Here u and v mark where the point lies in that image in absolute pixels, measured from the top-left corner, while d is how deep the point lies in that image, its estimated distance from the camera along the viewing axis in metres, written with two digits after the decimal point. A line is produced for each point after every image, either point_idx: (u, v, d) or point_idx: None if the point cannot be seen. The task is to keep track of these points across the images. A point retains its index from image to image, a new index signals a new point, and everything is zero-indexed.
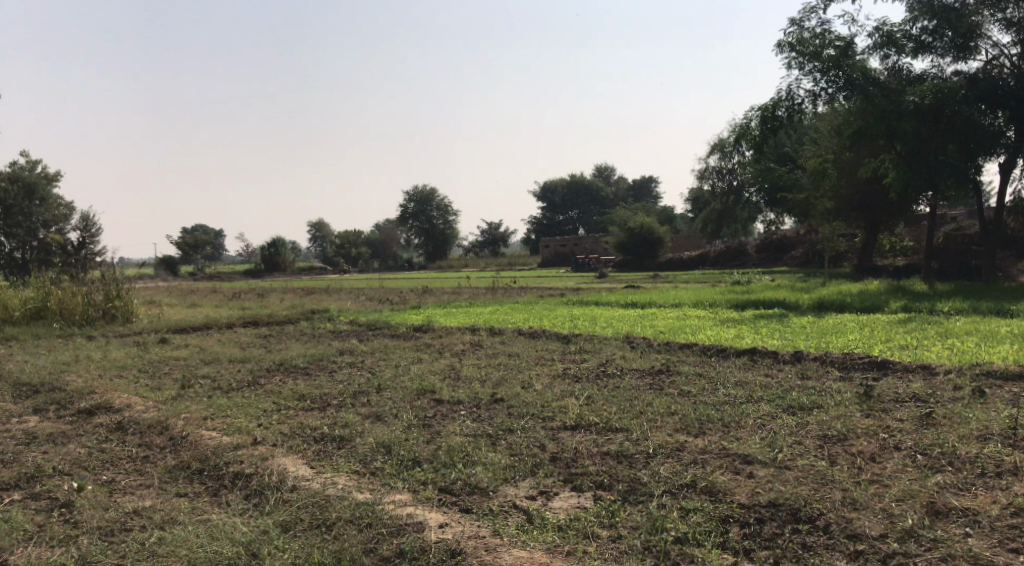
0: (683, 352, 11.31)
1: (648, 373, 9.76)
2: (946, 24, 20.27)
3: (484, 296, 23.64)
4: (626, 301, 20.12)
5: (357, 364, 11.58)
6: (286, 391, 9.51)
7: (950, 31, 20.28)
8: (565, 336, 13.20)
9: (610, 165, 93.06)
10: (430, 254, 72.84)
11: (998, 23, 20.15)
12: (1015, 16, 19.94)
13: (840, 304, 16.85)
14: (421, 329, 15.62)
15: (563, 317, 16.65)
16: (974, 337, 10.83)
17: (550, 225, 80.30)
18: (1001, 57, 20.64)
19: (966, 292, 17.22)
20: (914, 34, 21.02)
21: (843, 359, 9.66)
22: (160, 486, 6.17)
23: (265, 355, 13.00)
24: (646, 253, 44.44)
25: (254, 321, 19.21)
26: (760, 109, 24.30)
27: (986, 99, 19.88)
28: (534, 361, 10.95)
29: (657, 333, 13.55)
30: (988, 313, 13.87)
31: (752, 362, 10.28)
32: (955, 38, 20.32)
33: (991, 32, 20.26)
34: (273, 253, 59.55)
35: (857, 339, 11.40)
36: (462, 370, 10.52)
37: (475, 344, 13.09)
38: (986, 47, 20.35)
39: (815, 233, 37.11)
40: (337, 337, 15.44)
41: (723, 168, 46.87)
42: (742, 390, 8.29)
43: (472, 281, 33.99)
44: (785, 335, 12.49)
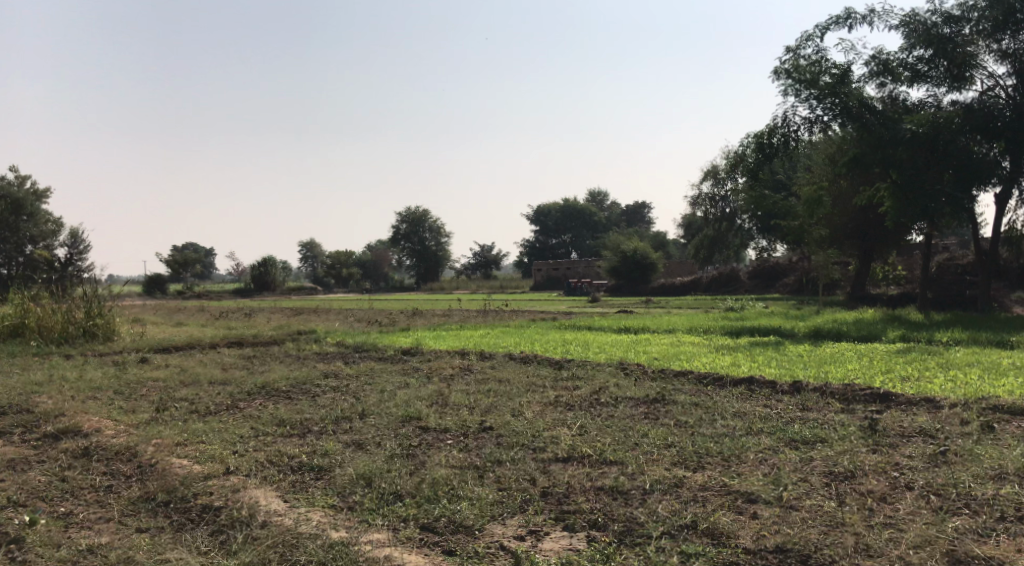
0: (678, 380, 10.98)
1: (642, 402, 9.41)
2: (941, 53, 20.22)
3: (475, 319, 23.29)
4: (618, 326, 19.80)
5: (342, 389, 11.19)
6: (266, 415, 9.14)
7: (946, 60, 20.23)
8: (557, 361, 12.84)
9: (603, 190, 92.88)
10: (422, 275, 72.53)
11: (993, 54, 20.04)
12: (1010, 47, 19.83)
13: (836, 334, 16.55)
14: (409, 352, 15.25)
15: (556, 341, 16.29)
16: (978, 369, 10.54)
17: (543, 249, 80.05)
18: (996, 88, 20.52)
19: (965, 322, 16.96)
20: (910, 63, 21.00)
21: (844, 391, 9.34)
22: (120, 521, 5.80)
23: (246, 378, 12.61)
24: (638, 277, 44.25)
25: (239, 342, 18.81)
26: (756, 135, 24.20)
27: (982, 129, 19.72)
28: (525, 387, 10.59)
29: (652, 360, 13.20)
30: (988, 344, 13.60)
31: (750, 392, 9.95)
32: (951, 67, 20.24)
33: (986, 63, 20.15)
34: (264, 273, 59.12)
35: (857, 369, 11.09)
36: (450, 396, 10.14)
37: (464, 369, 12.73)
38: (981, 77, 20.24)
39: (808, 260, 36.97)
40: (322, 359, 15.05)
41: (716, 195, 45.96)
42: (741, 422, 7.95)
43: (463, 304, 33.64)
44: (783, 364, 12.18)
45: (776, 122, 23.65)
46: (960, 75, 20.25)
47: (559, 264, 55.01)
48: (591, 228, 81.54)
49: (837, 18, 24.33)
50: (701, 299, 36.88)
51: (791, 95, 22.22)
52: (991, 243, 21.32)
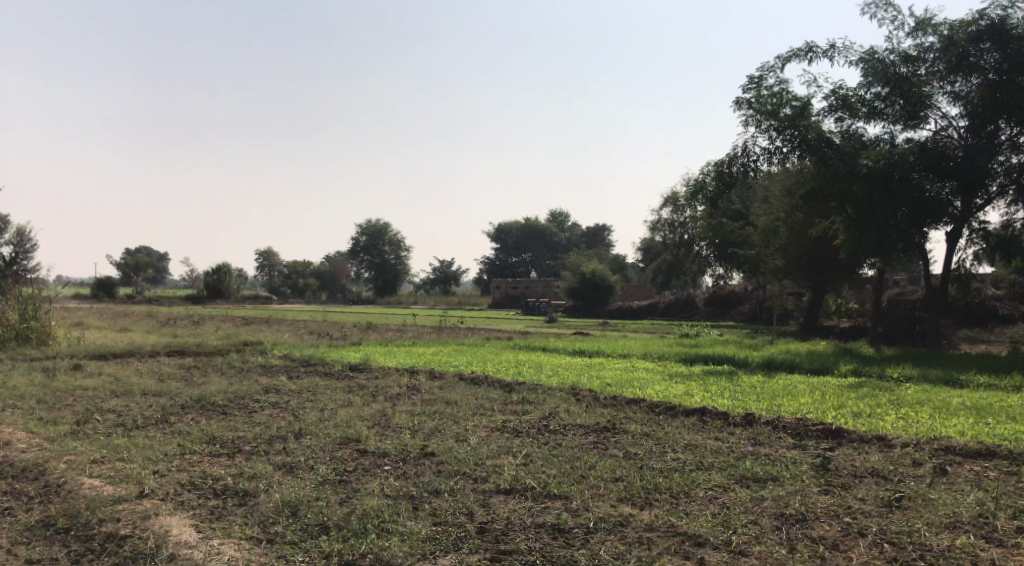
0: (629, 408, 10.70)
1: (592, 430, 9.12)
2: (898, 92, 20.43)
3: (428, 336, 22.89)
4: (573, 348, 19.56)
5: (281, 405, 10.72)
6: (196, 432, 8.65)
7: (902, 99, 20.44)
8: (508, 384, 12.49)
9: (564, 211, 93.07)
10: (379, 289, 71.58)
11: (947, 95, 20.28)
12: (963, 89, 20.07)
13: (790, 365, 16.53)
14: (356, 369, 14.79)
15: (508, 363, 15.94)
16: (929, 408, 10.44)
17: (502, 267, 79.82)
18: (950, 128, 20.72)
19: (915, 358, 17.03)
20: (868, 99, 21.16)
21: (797, 425, 9.17)
22: (11, 551, 5.43)
23: (182, 390, 12.05)
24: (596, 299, 44.21)
25: (182, 351, 18.16)
26: (716, 163, 24.25)
27: (934, 169, 19.83)
28: (472, 410, 10.22)
29: (604, 386, 12.93)
30: (939, 382, 13.60)
31: (702, 423, 9.72)
32: (906, 106, 20.47)
33: (940, 103, 20.39)
34: (217, 280, 57.93)
35: (810, 403, 10.94)
36: (394, 417, 9.73)
37: (412, 388, 12.32)
38: (935, 117, 20.47)
39: (764, 289, 37.21)
40: (265, 373, 14.50)
41: (675, 221, 47.00)
42: (692, 455, 7.71)
43: (418, 319, 33.18)
44: (735, 395, 12.00)
45: (736, 150, 23.72)
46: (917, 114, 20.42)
47: (517, 283, 54.76)
48: (550, 247, 81.55)
49: (799, 50, 24.52)
50: (657, 324, 36.84)
51: (751, 125, 22.29)
52: (942, 281, 21.54)
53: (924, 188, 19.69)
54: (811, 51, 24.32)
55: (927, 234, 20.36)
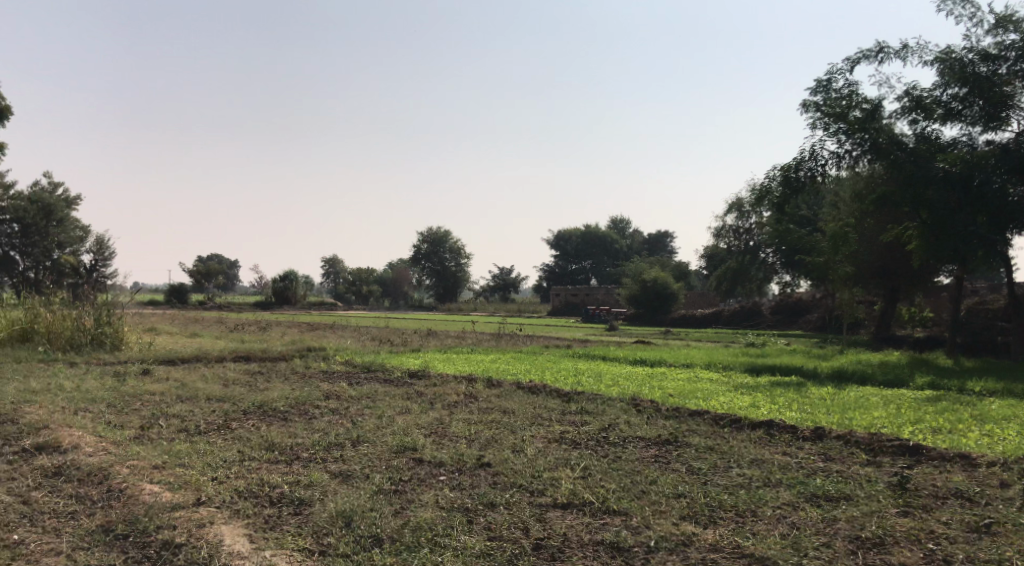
0: (692, 420, 10.42)
1: (653, 443, 8.86)
2: (976, 92, 19.64)
3: (489, 343, 22.83)
4: (635, 357, 19.24)
5: (340, 412, 10.72)
6: (256, 438, 8.68)
7: (981, 100, 19.64)
8: (567, 393, 12.28)
9: (625, 217, 92.27)
10: (441, 296, 71.90)
11: None
12: None
13: (862, 377, 15.96)
14: (416, 376, 14.79)
15: (568, 371, 15.73)
16: (1012, 424, 9.91)
17: (562, 274, 79.58)
18: None
19: (996, 370, 16.27)
20: (944, 100, 20.40)
21: (870, 441, 8.80)
22: (72, 555, 5.50)
23: (245, 395, 12.16)
24: (658, 307, 43.66)
25: (247, 356, 18.46)
26: (782, 167, 23.64)
27: (1016, 172, 19.01)
28: (531, 420, 10.08)
29: (667, 397, 12.61)
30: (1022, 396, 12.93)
31: (769, 437, 9.38)
32: (986, 107, 19.66)
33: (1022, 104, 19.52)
34: (284, 287, 59.05)
35: (883, 418, 10.50)
36: (451, 426, 9.62)
37: (470, 396, 12.24)
38: (1017, 118, 19.62)
39: (833, 297, 36.20)
40: (326, 379, 14.57)
41: (739, 227, 46.15)
42: (758, 471, 7.41)
43: (479, 327, 33.19)
44: (804, 407, 11.58)
45: (803, 154, 23.09)
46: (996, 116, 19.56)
47: (579, 290, 54.39)
48: (612, 254, 80.92)
49: (869, 50, 23.79)
50: (722, 332, 36.14)
51: (819, 128, 21.67)
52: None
53: (1005, 193, 18.88)
54: (883, 51, 23.55)
55: (1009, 240, 19.51)
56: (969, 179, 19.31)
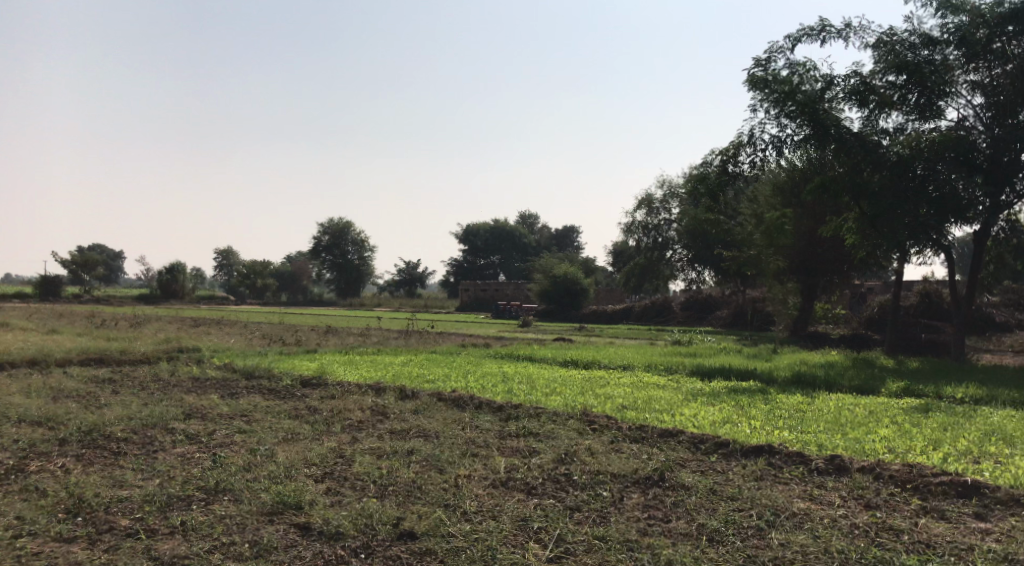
0: (668, 444, 8.13)
1: (634, 485, 6.48)
2: (916, 80, 17.79)
3: (396, 341, 20.10)
4: (563, 357, 16.86)
5: (199, 441, 7.88)
6: (54, 493, 5.87)
7: (920, 89, 17.86)
8: (501, 407, 9.76)
9: (533, 212, 90.13)
10: (342, 291, 68.46)
11: (967, 84, 17.84)
12: (986, 77, 17.64)
13: (825, 382, 14.16)
14: (309, 383, 12.05)
15: (493, 376, 13.21)
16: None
17: (469, 269, 77.23)
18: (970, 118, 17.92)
19: (950, 374, 15.08)
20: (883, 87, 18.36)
21: (913, 476, 6.84)
22: None
23: (76, 416, 9.11)
24: (569, 302, 41.64)
25: (103, 357, 15.20)
26: (720, 152, 21.75)
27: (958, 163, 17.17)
28: (461, 449, 7.54)
29: (621, 410, 10.27)
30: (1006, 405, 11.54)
31: (776, 469, 7.22)
32: (922, 97, 17.88)
33: (959, 93, 17.87)
34: (170, 280, 54.31)
35: (896, 440, 8.55)
36: (354, 460, 6.98)
37: (380, 411, 9.64)
38: (954, 106, 17.84)
39: (751, 292, 35.10)
40: (196, 389, 11.65)
41: (648, 224, 42.78)
42: (809, 537, 5.20)
43: (383, 323, 30.16)
44: (793, 425, 9.46)
45: (742, 137, 21.31)
46: (934, 105, 17.85)
47: (486, 285, 51.89)
48: (519, 249, 78.86)
49: (810, 28, 22.28)
50: (638, 329, 34.28)
51: (761, 108, 19.80)
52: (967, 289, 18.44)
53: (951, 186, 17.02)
54: (824, 32, 22.13)
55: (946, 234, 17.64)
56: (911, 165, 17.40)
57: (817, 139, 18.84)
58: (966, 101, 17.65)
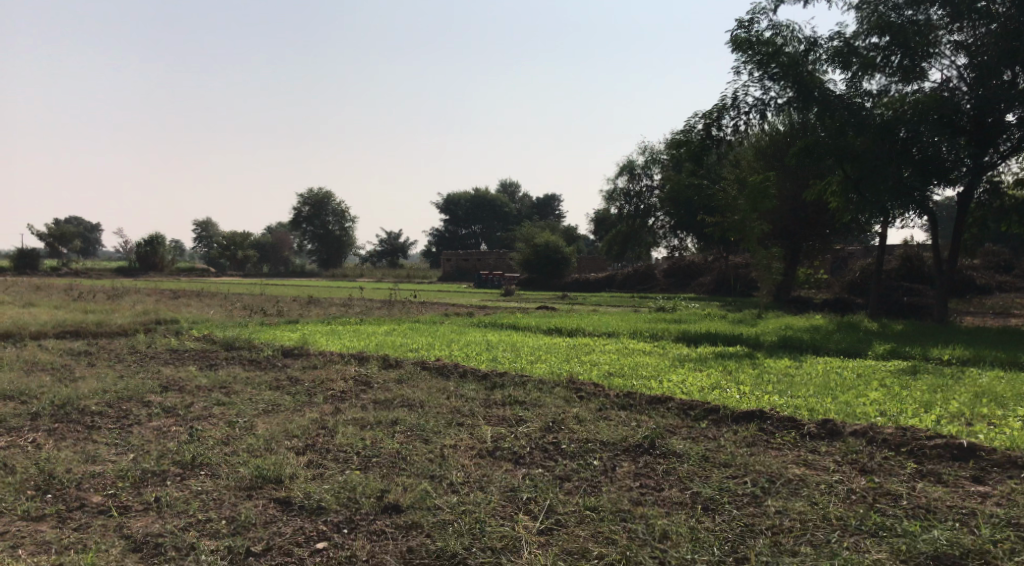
0: (658, 412, 7.96)
1: (624, 453, 6.31)
2: (899, 41, 17.52)
3: (378, 311, 19.84)
4: (547, 325, 16.67)
5: (176, 414, 7.64)
6: (23, 468, 5.63)
7: (903, 50, 17.60)
8: (486, 376, 9.57)
9: (515, 181, 89.57)
10: (324, 262, 67.90)
11: (950, 45, 17.56)
12: (968, 38, 17.36)
13: (812, 346, 14.08)
14: (290, 354, 11.81)
15: (477, 345, 12.99)
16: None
17: (450, 239, 76.82)
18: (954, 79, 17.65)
19: (935, 336, 15.05)
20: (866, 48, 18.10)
21: (906, 439, 6.72)
22: None
23: (50, 389, 8.82)
24: (552, 271, 41.41)
25: (78, 330, 14.85)
26: (703, 116, 21.49)
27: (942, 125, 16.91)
28: (446, 419, 7.34)
29: (609, 377, 10.11)
30: (992, 367, 11.49)
31: (767, 435, 7.08)
32: (905, 58, 17.62)
33: (943, 54, 17.60)
34: (150, 251, 53.61)
35: (887, 404, 8.44)
36: (336, 432, 6.76)
37: (362, 382, 9.42)
38: (938, 67, 17.58)
39: (734, 258, 35.05)
40: (174, 362, 11.37)
41: (630, 190, 43.10)
42: (806, 505, 5.07)
43: (366, 293, 29.84)
44: (782, 391, 9.33)
45: (725, 101, 21.04)
46: (918, 66, 17.57)
47: (469, 254, 51.57)
48: (502, 219, 78.42)
49: None
50: (621, 297, 34.12)
51: (745, 70, 19.53)
52: (951, 252, 18.38)
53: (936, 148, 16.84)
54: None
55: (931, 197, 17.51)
56: (894, 129, 17.15)
57: (802, 101, 18.58)
58: (950, 62, 17.38)
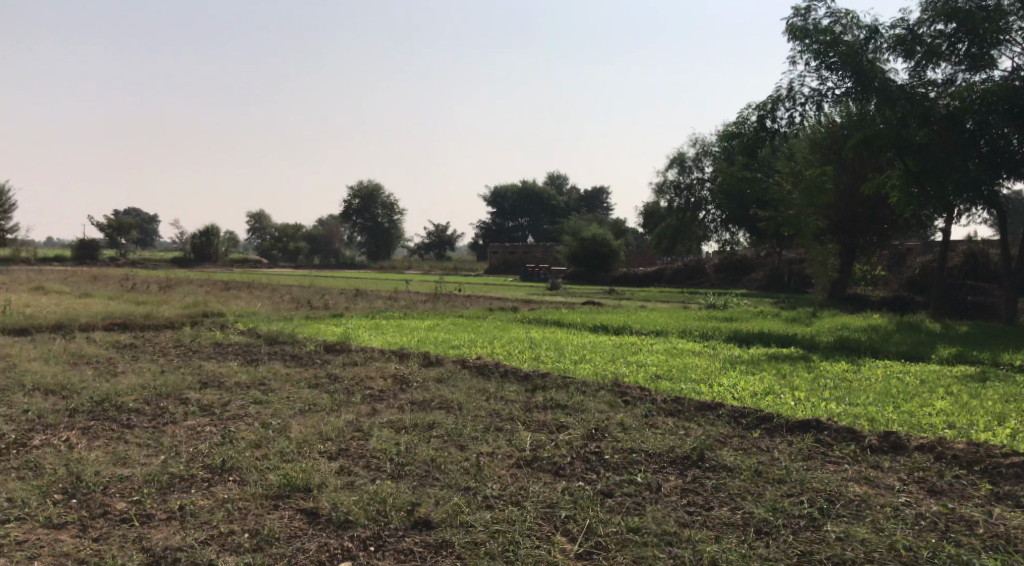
0: (707, 419, 7.57)
1: (671, 465, 5.97)
2: (967, 28, 16.70)
3: (424, 305, 19.67)
4: (594, 322, 16.29)
5: (212, 413, 7.49)
6: (52, 470, 5.51)
7: (970, 38, 16.77)
8: (528, 377, 9.27)
9: (564, 174, 88.94)
10: (373, 254, 68.32)
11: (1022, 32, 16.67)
12: None
13: (871, 348, 13.49)
14: (332, 350, 11.67)
15: (521, 342, 12.70)
16: None
17: (498, 232, 76.65)
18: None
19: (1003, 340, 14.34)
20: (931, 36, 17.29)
21: (977, 456, 6.25)
22: None
23: (90, 384, 8.76)
24: (600, 265, 40.90)
25: (125, 322, 14.93)
26: (757, 108, 20.85)
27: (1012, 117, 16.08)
28: (484, 424, 7.06)
29: (656, 380, 9.72)
30: None
31: (825, 448, 6.65)
32: (972, 46, 16.79)
33: (1013, 41, 16.72)
34: (204, 243, 54.45)
35: (955, 415, 7.93)
36: (372, 436, 6.53)
37: (401, 381, 9.20)
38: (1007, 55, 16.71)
39: (786, 254, 34.17)
40: (216, 356, 11.29)
41: (680, 183, 42.19)
42: (870, 532, 4.71)
43: (413, 286, 29.74)
44: (841, 398, 8.85)
45: (781, 92, 20.38)
46: (986, 54, 16.70)
47: (517, 247, 51.30)
48: (550, 211, 77.95)
49: None
50: (671, 292, 33.53)
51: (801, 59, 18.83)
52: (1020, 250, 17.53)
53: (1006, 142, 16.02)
54: None
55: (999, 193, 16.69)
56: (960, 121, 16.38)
57: (861, 91, 17.84)
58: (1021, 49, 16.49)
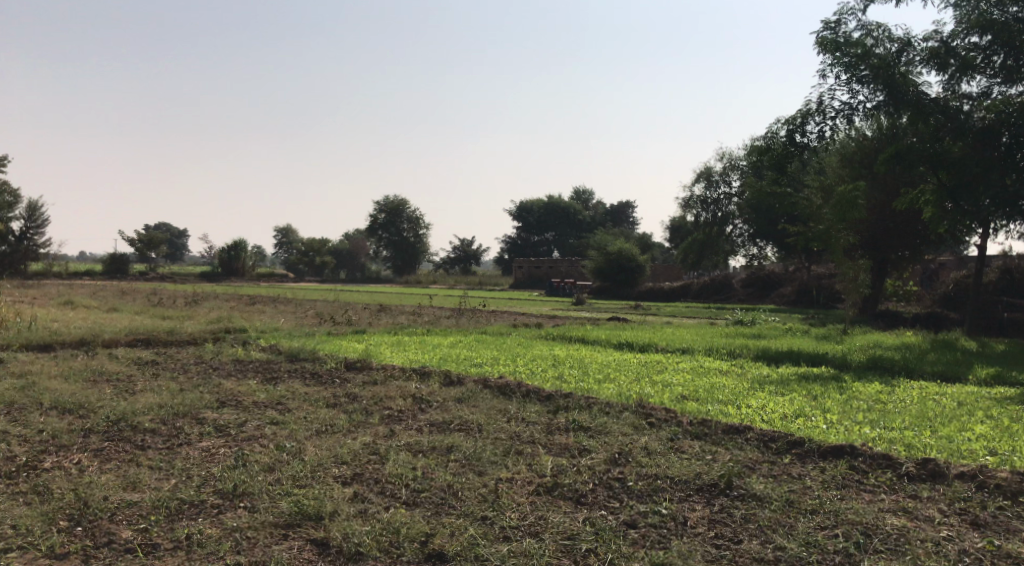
0: (736, 444, 7.30)
1: (697, 493, 5.72)
2: (1002, 40, 16.33)
3: (447, 321, 19.51)
4: (618, 339, 16.02)
5: (227, 434, 7.35)
6: (60, 495, 5.40)
7: (1006, 49, 16.39)
8: (550, 397, 9.06)
9: (589, 188, 88.71)
10: (399, 269, 68.46)
11: None
12: None
13: (905, 368, 13.12)
14: (353, 367, 11.54)
15: (544, 360, 12.49)
16: None
17: (523, 246, 76.55)
18: None
19: None
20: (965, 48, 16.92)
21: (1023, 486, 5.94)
22: None
23: (108, 403, 8.67)
24: (626, 280, 40.56)
25: (149, 338, 14.90)
26: (786, 122, 20.54)
27: None
28: (504, 447, 6.85)
29: (682, 401, 9.45)
30: None
31: (859, 475, 6.37)
32: (1008, 58, 16.40)
33: None
34: (232, 257, 54.84)
35: (996, 440, 7.59)
36: (388, 459, 6.35)
37: (421, 400, 9.02)
38: None
39: (815, 269, 33.67)
40: (236, 374, 11.19)
41: (707, 198, 41.81)
42: None
43: (438, 301, 29.58)
44: (875, 421, 8.54)
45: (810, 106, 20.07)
46: (1023, 66, 16.30)
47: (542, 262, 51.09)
48: (575, 226, 77.75)
49: None
50: (697, 308, 33.12)
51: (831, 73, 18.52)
52: None
53: None
54: None
55: None
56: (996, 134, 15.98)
57: (893, 105, 17.49)
58: None
